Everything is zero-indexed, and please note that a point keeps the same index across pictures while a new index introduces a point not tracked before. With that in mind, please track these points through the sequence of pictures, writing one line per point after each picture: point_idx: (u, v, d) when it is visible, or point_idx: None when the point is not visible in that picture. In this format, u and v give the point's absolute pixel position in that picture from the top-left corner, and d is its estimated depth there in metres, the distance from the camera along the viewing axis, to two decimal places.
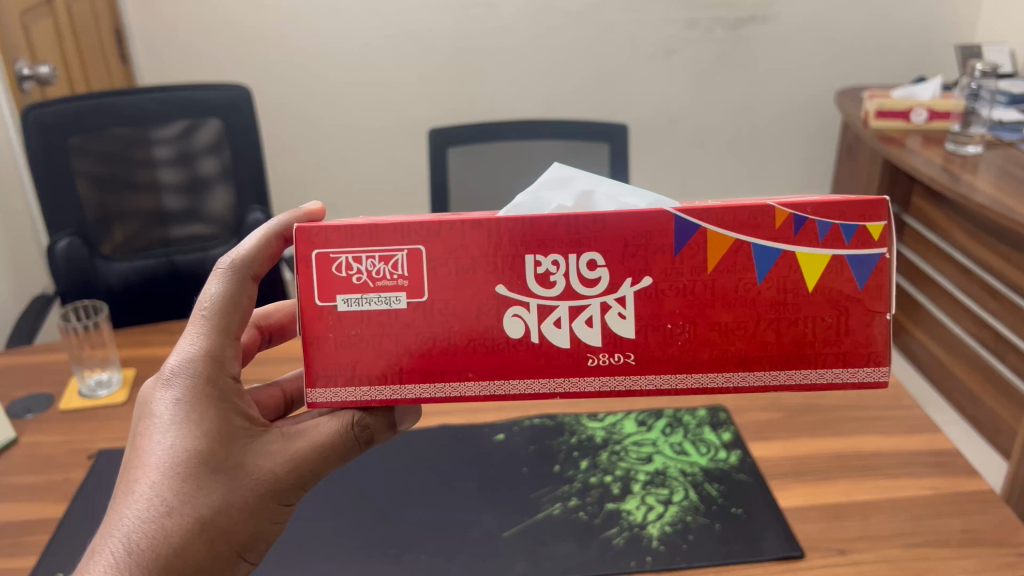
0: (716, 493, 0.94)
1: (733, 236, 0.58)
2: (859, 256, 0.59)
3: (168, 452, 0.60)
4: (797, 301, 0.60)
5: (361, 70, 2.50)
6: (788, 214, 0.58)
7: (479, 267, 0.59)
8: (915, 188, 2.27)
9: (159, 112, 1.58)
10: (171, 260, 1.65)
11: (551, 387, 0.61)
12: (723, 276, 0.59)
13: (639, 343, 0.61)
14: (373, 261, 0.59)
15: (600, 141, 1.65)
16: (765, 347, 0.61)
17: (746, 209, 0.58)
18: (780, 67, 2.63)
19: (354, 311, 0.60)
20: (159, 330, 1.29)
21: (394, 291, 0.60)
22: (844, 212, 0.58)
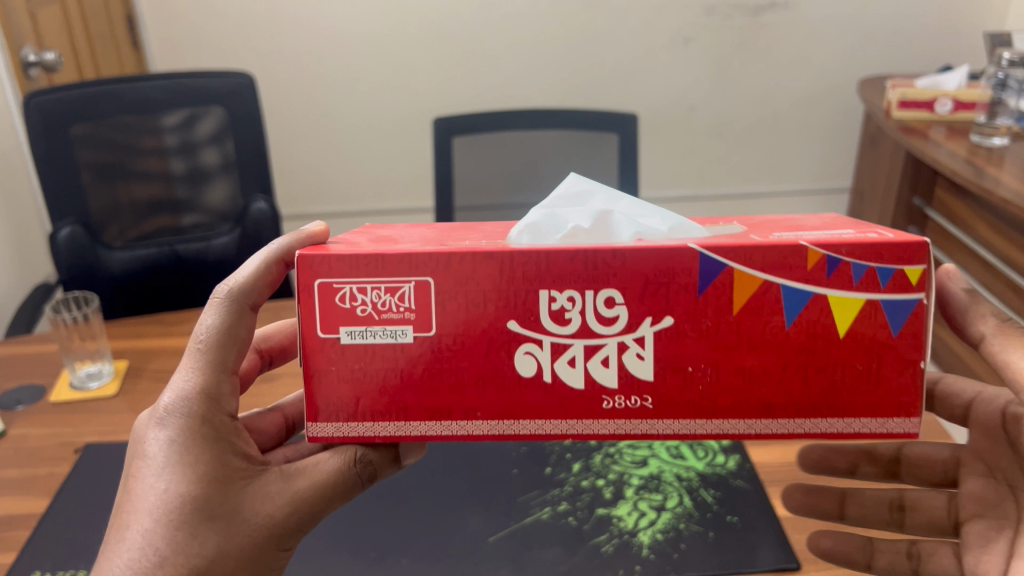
0: (712, 500, 0.91)
1: (763, 277, 0.58)
2: (897, 302, 0.58)
3: (161, 497, 0.57)
4: (826, 346, 0.59)
5: (374, 57, 2.47)
6: (820, 255, 0.57)
7: (491, 302, 0.58)
8: (938, 181, 2.21)
9: (164, 100, 1.57)
10: (173, 249, 1.63)
11: (563, 428, 0.60)
12: (749, 318, 0.58)
13: (658, 386, 0.60)
14: (378, 292, 0.59)
15: (609, 132, 1.62)
16: (790, 392, 0.60)
17: (784, 247, 0.57)
18: (800, 54, 2.57)
19: (358, 344, 0.59)
20: (154, 321, 1.28)
21: (401, 325, 0.59)
22: (881, 253, 0.57)
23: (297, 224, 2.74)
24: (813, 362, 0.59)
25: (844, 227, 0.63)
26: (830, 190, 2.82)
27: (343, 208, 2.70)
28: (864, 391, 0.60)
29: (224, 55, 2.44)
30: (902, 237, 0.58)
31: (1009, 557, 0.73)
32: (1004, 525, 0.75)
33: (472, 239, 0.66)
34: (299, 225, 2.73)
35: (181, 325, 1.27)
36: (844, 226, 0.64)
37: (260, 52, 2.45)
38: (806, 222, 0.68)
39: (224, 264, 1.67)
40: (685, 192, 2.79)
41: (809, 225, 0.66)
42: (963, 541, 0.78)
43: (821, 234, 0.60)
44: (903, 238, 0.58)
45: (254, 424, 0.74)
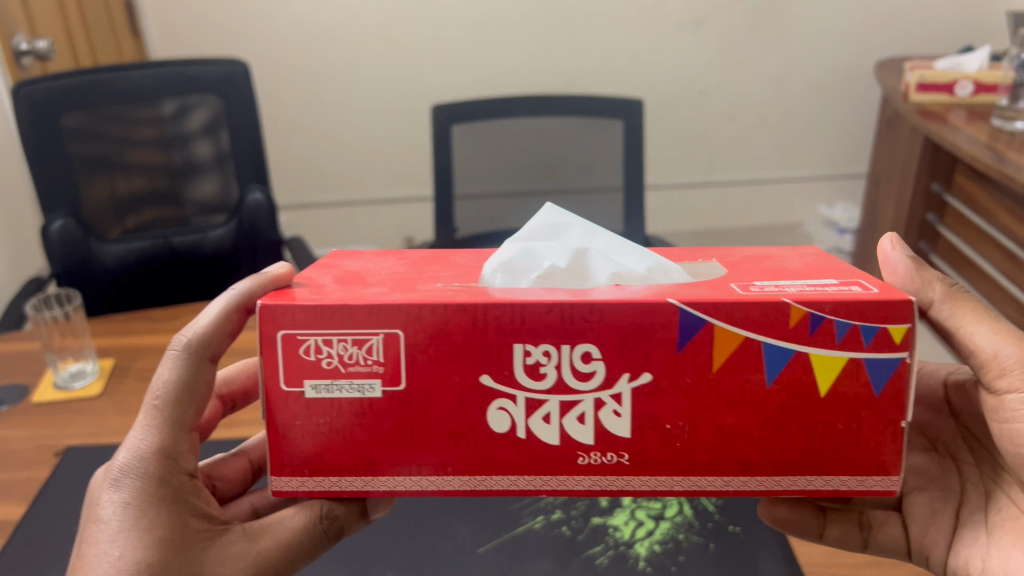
0: (713, 508, 0.87)
1: (744, 334, 0.56)
2: (880, 361, 0.57)
3: (115, 564, 0.57)
4: (805, 404, 0.58)
5: (378, 43, 2.43)
6: (804, 312, 0.56)
7: (461, 355, 0.58)
8: (958, 166, 2.14)
9: (157, 90, 1.53)
10: (169, 241, 1.60)
11: (537, 484, 0.60)
12: (728, 377, 0.58)
13: (634, 444, 0.59)
14: (344, 345, 0.58)
15: (614, 118, 1.56)
16: (768, 450, 0.59)
17: (764, 302, 0.56)
18: (815, 36, 2.51)
19: (323, 398, 0.59)
20: (142, 318, 1.25)
21: (368, 378, 0.58)
22: (865, 312, 0.56)
23: (301, 214, 2.70)
24: (788, 424, 0.59)
25: (829, 274, 0.62)
26: (846, 175, 2.76)
27: (347, 197, 2.66)
28: (847, 450, 0.59)
29: (225, 42, 2.40)
30: (881, 296, 0.57)
31: (954, 526, 0.75)
32: (948, 496, 0.78)
33: (444, 278, 0.65)
34: (303, 214, 2.69)
35: (171, 321, 1.24)
36: (825, 273, 0.63)
37: (261, 38, 2.40)
38: (787, 263, 0.67)
39: (220, 257, 1.64)
40: (696, 178, 2.73)
41: (790, 270, 0.65)
42: (907, 515, 0.79)
43: (801, 287, 0.59)
44: (887, 295, 0.57)
45: (217, 471, 0.76)
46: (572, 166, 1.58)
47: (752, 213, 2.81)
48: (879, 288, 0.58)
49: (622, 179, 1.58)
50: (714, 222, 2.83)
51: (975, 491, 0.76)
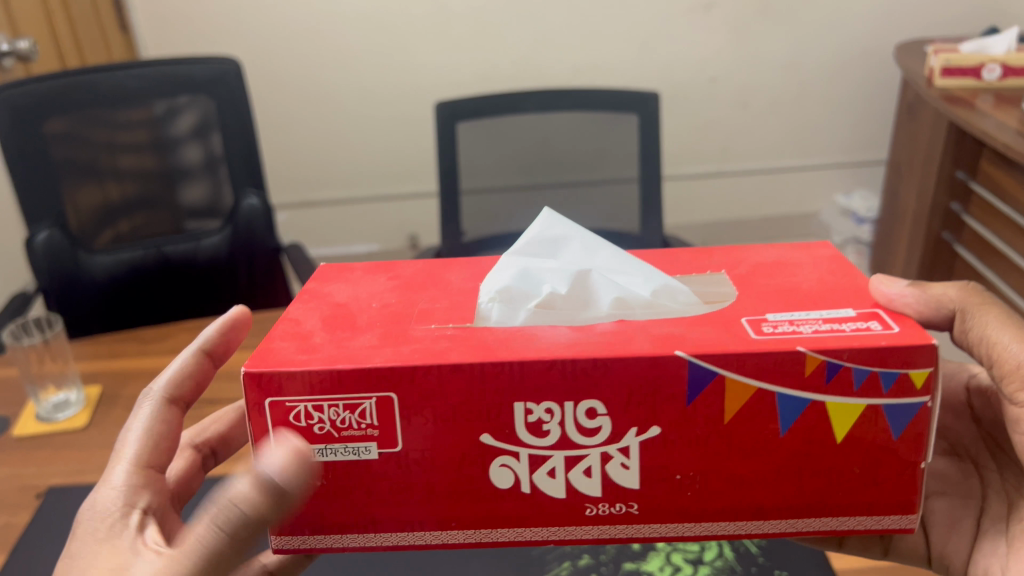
0: (755, 549, 0.80)
1: (756, 384, 0.56)
2: (901, 405, 0.57)
3: None
4: (819, 452, 0.58)
5: (376, 34, 2.33)
6: (820, 361, 0.55)
7: (462, 417, 0.57)
8: (984, 152, 2.05)
9: (145, 90, 1.44)
10: (160, 250, 1.52)
11: (545, 535, 0.61)
12: (741, 427, 0.57)
13: (643, 494, 0.59)
14: (335, 410, 0.57)
15: (627, 112, 1.48)
16: (780, 497, 0.60)
17: (778, 352, 0.55)
18: (830, 18, 2.41)
19: (317, 460, 0.58)
20: (130, 338, 1.17)
21: (363, 440, 0.58)
22: (884, 357, 0.56)
23: (301, 213, 2.61)
24: (798, 466, 0.59)
25: (839, 303, 0.61)
26: (862, 162, 2.67)
27: (347, 194, 2.58)
28: (862, 492, 0.59)
29: (217, 36, 2.31)
30: (903, 338, 0.56)
31: (975, 536, 0.76)
32: (968, 503, 0.78)
33: (438, 312, 0.63)
34: (303, 213, 2.60)
35: (162, 342, 1.16)
36: (845, 300, 0.62)
37: (254, 31, 2.31)
38: (800, 280, 0.66)
39: (214, 266, 1.55)
40: (708, 168, 2.64)
41: (801, 292, 0.63)
42: (926, 519, 0.79)
43: (819, 326, 0.58)
44: (903, 339, 0.56)
45: None
46: (583, 162, 1.50)
47: (767, 203, 2.72)
48: (899, 327, 0.57)
49: (638, 175, 1.49)
50: (728, 213, 2.74)
51: (998, 500, 0.77)
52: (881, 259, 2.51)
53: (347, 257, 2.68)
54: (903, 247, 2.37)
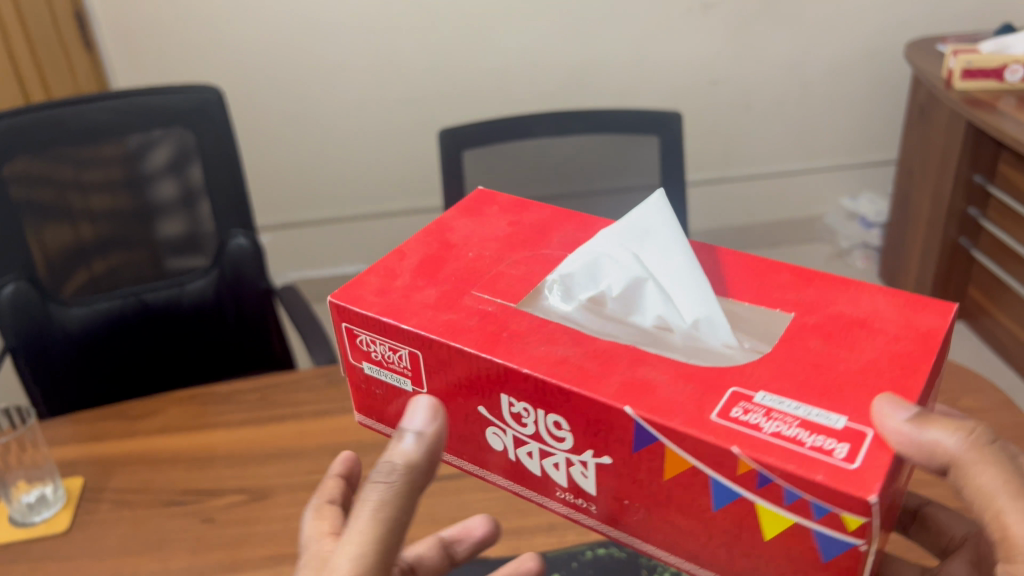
0: None
1: (694, 462, 0.48)
2: (831, 538, 0.45)
3: None
4: (752, 540, 0.49)
5: (360, 45, 2.19)
6: (752, 466, 0.46)
7: (463, 384, 0.57)
8: (1003, 154, 1.96)
9: (114, 124, 1.29)
10: (140, 298, 1.39)
11: (526, 493, 0.61)
12: (678, 487, 0.50)
13: (599, 500, 0.56)
14: (383, 348, 0.60)
15: (648, 134, 1.36)
16: (716, 561, 0.52)
17: (706, 442, 0.46)
18: (835, 17, 2.31)
19: (375, 375, 0.62)
20: (112, 415, 1.04)
21: (402, 377, 0.60)
22: (817, 492, 0.44)
23: (285, 234, 2.47)
24: (731, 543, 0.50)
25: (846, 405, 0.48)
26: (867, 164, 2.59)
27: (333, 212, 2.45)
28: None
29: (189, 53, 2.15)
30: (852, 475, 0.43)
31: None
32: None
33: (521, 274, 0.63)
34: (287, 234, 2.47)
35: (150, 420, 1.03)
36: (865, 400, 0.48)
37: (230, 46, 2.15)
38: (863, 351, 0.53)
39: (202, 311, 1.43)
40: (710, 175, 2.55)
41: (837, 370, 0.51)
42: None
43: (797, 424, 0.47)
44: (851, 475, 0.43)
45: None
46: (601, 190, 1.38)
47: (768, 207, 2.65)
48: (859, 466, 0.44)
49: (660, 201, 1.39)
50: (729, 219, 2.66)
51: None
52: (891, 264, 2.44)
53: (336, 278, 2.56)
54: (917, 254, 2.29)
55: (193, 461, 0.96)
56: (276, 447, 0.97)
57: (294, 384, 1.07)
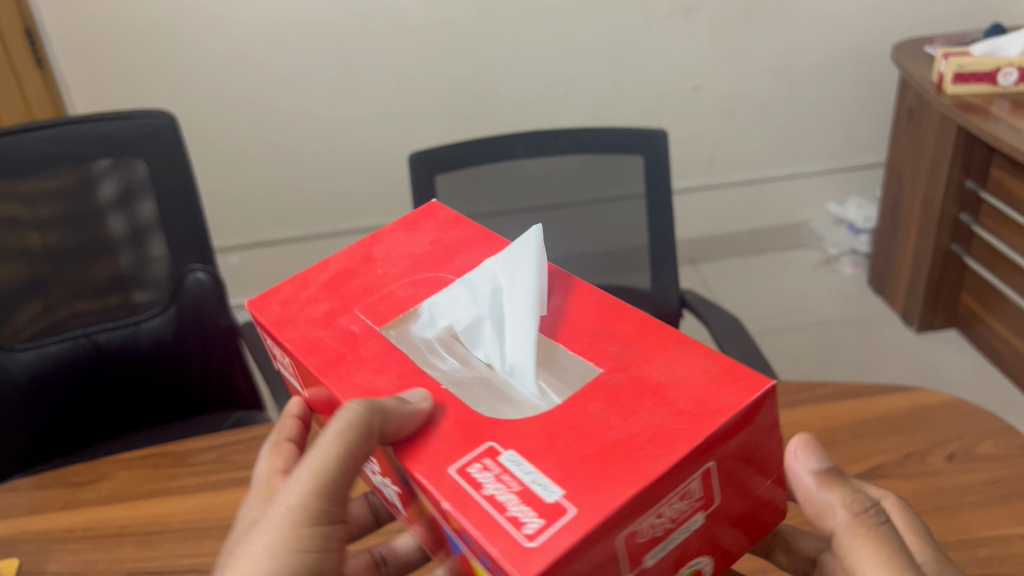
0: None
1: (433, 510, 0.50)
2: None
3: None
4: None
5: (328, 57, 2.09)
6: (457, 524, 0.47)
7: (321, 399, 0.62)
8: (995, 159, 1.90)
9: (55, 156, 1.19)
10: (91, 339, 1.30)
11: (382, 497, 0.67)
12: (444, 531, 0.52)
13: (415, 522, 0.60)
14: (280, 353, 0.66)
15: (632, 153, 1.28)
16: None
17: (430, 497, 0.48)
18: (819, 18, 2.24)
19: (285, 370, 0.69)
20: (53, 483, 0.95)
21: (296, 380, 0.67)
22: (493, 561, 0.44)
23: (253, 253, 2.37)
24: None
25: (572, 478, 0.47)
26: (854, 167, 2.54)
27: (305, 230, 2.35)
28: None
29: (149, 70, 2.04)
30: (519, 553, 0.43)
31: None
32: None
33: (413, 285, 0.67)
34: (256, 253, 2.37)
35: (95, 487, 0.94)
36: (602, 480, 0.46)
37: (190, 61, 2.04)
38: (667, 404, 0.50)
39: (160, 352, 1.34)
40: (695, 182, 2.47)
41: (596, 440, 0.49)
42: None
43: (514, 490, 0.47)
44: (512, 555, 0.43)
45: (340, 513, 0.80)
46: (585, 213, 1.30)
47: (754, 213, 2.59)
48: (532, 546, 0.43)
49: (648, 225, 1.31)
50: (715, 225, 2.60)
51: None
52: (881, 270, 2.38)
53: None
54: (909, 262, 2.23)
55: (142, 536, 0.87)
56: (234, 517, 0.88)
57: (255, 441, 0.98)
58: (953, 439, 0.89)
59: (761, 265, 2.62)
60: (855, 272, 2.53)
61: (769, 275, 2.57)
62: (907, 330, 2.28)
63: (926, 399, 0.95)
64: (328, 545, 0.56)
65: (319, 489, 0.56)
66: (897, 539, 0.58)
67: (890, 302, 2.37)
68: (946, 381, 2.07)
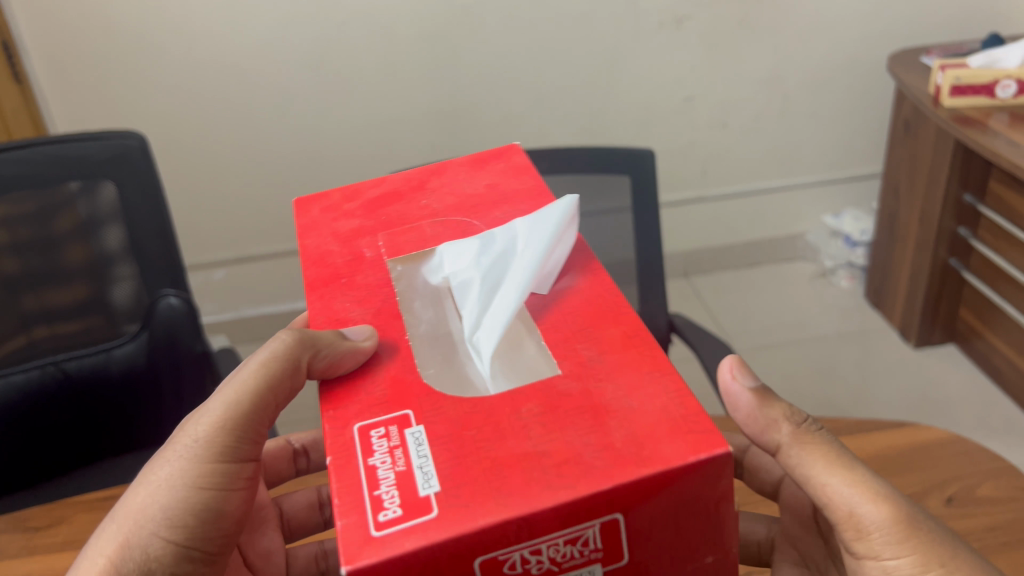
0: None
1: None
2: None
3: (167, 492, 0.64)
4: None
5: (313, 70, 2.05)
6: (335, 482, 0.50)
7: None
8: (994, 172, 1.86)
9: (21, 179, 1.16)
10: (60, 367, 1.25)
11: None
12: None
13: None
14: None
15: (620, 174, 1.24)
16: None
17: (326, 445, 0.53)
18: (814, 28, 2.20)
19: None
20: (9, 528, 0.90)
21: None
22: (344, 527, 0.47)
23: (238, 269, 2.32)
24: None
25: (457, 479, 0.47)
26: (850, 178, 2.50)
27: (292, 245, 2.31)
28: None
29: (130, 84, 1.99)
30: (362, 530, 0.45)
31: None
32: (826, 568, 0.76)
33: (438, 221, 0.73)
34: (240, 269, 2.32)
35: (52, 533, 0.89)
36: (483, 492, 0.46)
37: (172, 75, 2.00)
38: (602, 429, 0.49)
39: (131, 379, 1.30)
40: (689, 194, 2.43)
41: (506, 447, 0.49)
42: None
43: (396, 468, 0.49)
44: (349, 533, 0.45)
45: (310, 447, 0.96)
46: None
47: (749, 225, 2.55)
48: (375, 535, 0.44)
49: (636, 248, 1.26)
50: (709, 238, 2.55)
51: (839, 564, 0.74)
52: (878, 283, 2.34)
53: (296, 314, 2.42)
54: (906, 276, 2.19)
55: None
56: None
57: None
58: (951, 481, 0.85)
59: (756, 277, 2.58)
60: (852, 285, 2.49)
61: (765, 288, 2.53)
62: (905, 345, 2.24)
63: (923, 437, 0.91)
64: (229, 479, 0.67)
65: (218, 427, 0.66)
66: (839, 448, 0.62)
67: (888, 316, 2.33)
68: (946, 398, 2.03)
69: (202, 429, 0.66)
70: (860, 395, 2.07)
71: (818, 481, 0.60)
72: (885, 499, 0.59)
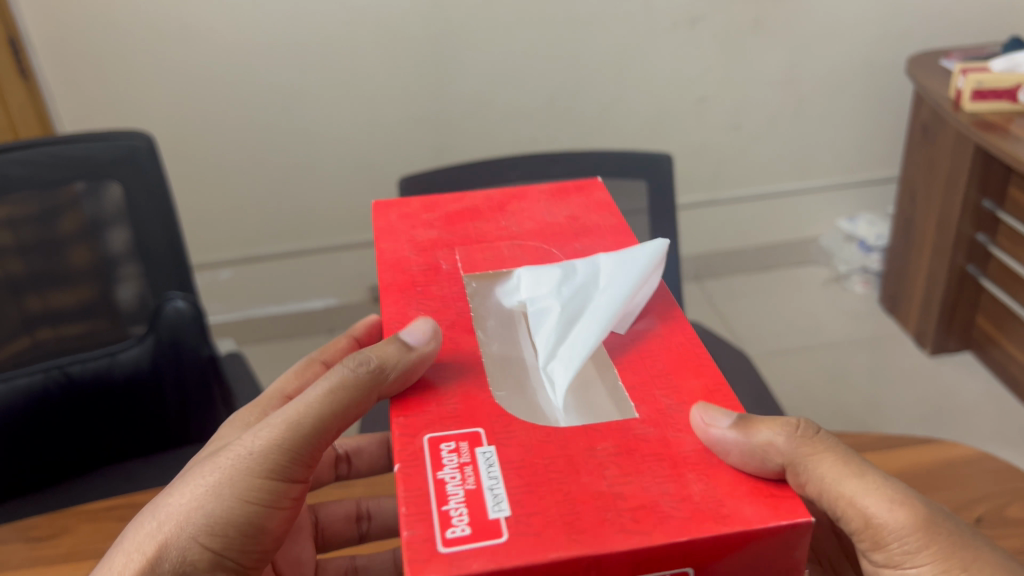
0: None
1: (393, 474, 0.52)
2: None
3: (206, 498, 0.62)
4: None
5: (322, 69, 2.03)
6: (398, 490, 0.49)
7: None
8: (1014, 178, 1.83)
9: (26, 180, 1.13)
10: (64, 371, 1.23)
11: None
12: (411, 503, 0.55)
13: None
14: None
15: (636, 178, 1.22)
16: None
17: (395, 450, 0.51)
18: (829, 30, 2.17)
19: None
20: (11, 538, 0.88)
21: None
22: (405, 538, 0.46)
23: (245, 269, 2.29)
24: None
25: (531, 508, 0.47)
26: (865, 181, 2.47)
27: (299, 246, 2.28)
28: None
29: (138, 81, 1.97)
30: (429, 550, 0.44)
31: None
32: None
33: (515, 239, 0.71)
34: (247, 270, 2.29)
35: (54, 544, 0.87)
36: (559, 529, 0.45)
37: (180, 73, 1.98)
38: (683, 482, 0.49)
39: (134, 382, 1.27)
40: (701, 197, 2.40)
41: (580, 482, 0.48)
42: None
43: (466, 486, 0.48)
44: (417, 546, 0.44)
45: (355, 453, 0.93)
46: None
47: (761, 229, 2.51)
48: (444, 550, 0.44)
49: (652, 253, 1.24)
50: (720, 241, 2.52)
51: None
52: (893, 289, 2.30)
53: (302, 314, 2.40)
54: (922, 282, 2.15)
55: None
56: None
57: None
58: (981, 501, 0.83)
59: (769, 281, 2.55)
60: (866, 290, 2.46)
61: (777, 292, 2.49)
62: (920, 352, 2.20)
63: (951, 454, 0.88)
64: (275, 499, 0.64)
65: (274, 446, 0.63)
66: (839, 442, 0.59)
67: (902, 323, 2.29)
68: (962, 407, 1.99)
69: (257, 443, 0.63)
70: (874, 403, 2.03)
71: (831, 489, 0.58)
72: (903, 501, 0.57)
